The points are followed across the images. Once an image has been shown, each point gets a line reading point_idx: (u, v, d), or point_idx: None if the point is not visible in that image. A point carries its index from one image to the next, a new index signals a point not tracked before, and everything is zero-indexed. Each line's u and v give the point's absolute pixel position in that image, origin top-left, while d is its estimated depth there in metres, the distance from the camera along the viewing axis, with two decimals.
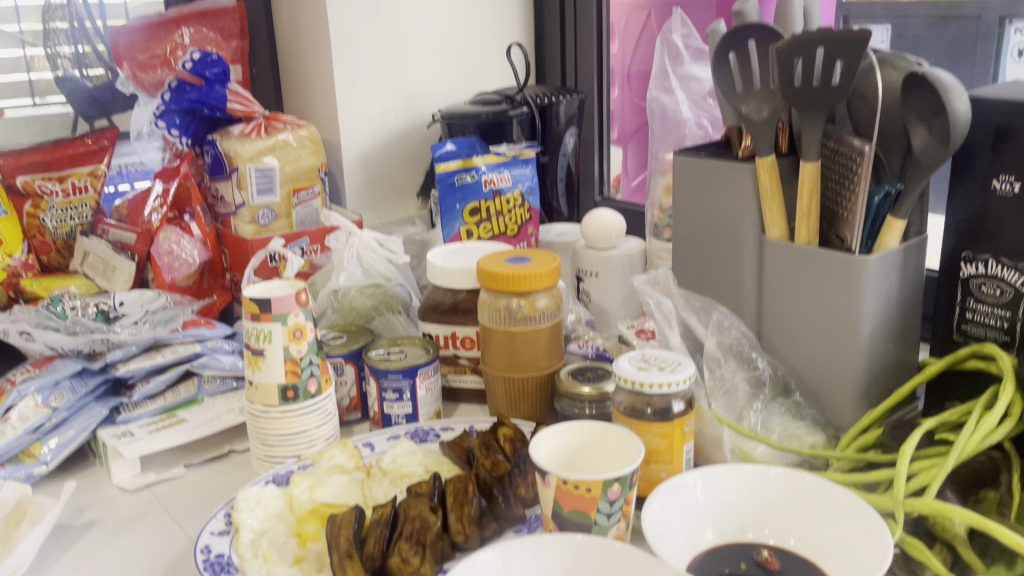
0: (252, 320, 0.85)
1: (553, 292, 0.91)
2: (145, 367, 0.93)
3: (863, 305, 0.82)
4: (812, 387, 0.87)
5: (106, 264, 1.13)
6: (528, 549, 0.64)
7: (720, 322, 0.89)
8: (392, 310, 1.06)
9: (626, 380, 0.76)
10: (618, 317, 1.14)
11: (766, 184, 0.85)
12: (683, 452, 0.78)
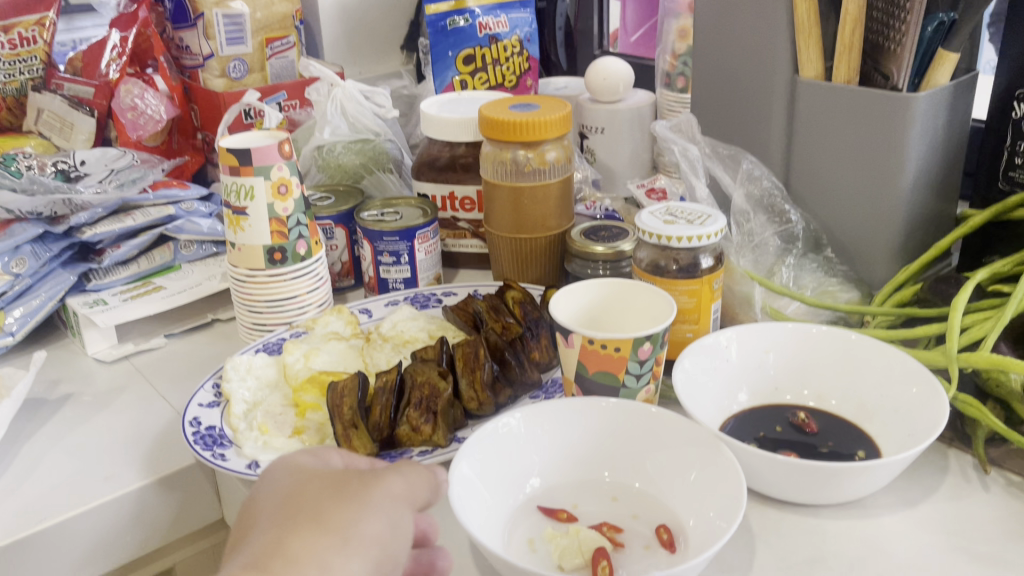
0: (231, 174, 0.76)
1: (563, 144, 0.83)
2: (114, 231, 0.84)
3: (907, 151, 0.74)
4: (845, 242, 0.81)
5: (63, 121, 1.02)
6: (560, 413, 0.61)
7: (750, 173, 0.82)
8: (382, 168, 0.98)
9: (651, 234, 0.69)
10: (626, 177, 1.06)
11: (803, 16, 0.76)
12: (711, 312, 0.71)
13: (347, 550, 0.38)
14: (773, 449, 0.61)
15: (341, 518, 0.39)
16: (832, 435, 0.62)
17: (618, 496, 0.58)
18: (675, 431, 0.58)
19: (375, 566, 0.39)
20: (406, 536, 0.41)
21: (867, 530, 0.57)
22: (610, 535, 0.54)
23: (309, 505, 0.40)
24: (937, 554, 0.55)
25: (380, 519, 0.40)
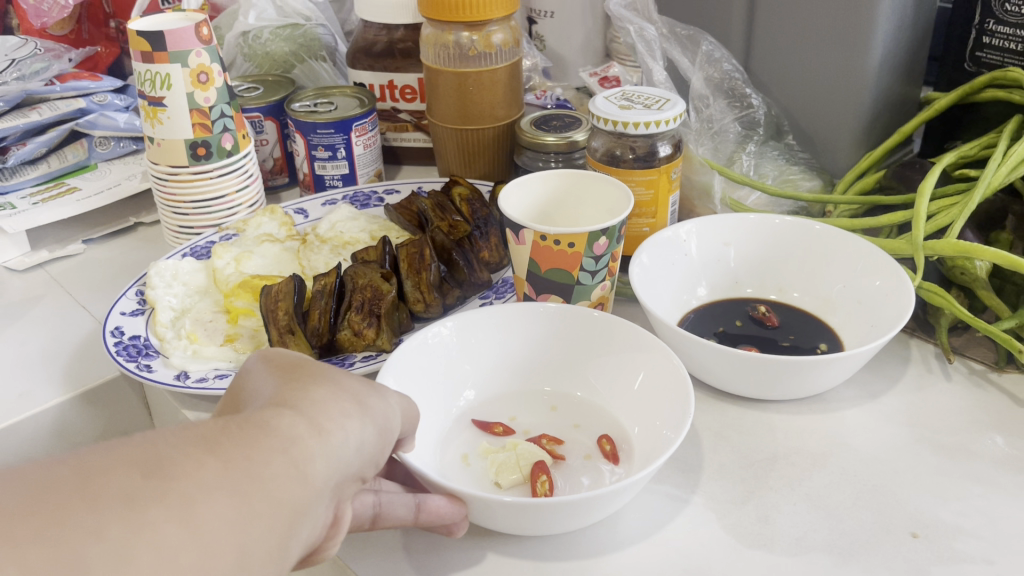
0: (143, 61, 0.69)
1: (509, 25, 0.77)
2: (19, 126, 0.76)
3: (876, 29, 0.70)
4: (806, 127, 0.78)
5: None
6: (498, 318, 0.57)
7: (710, 54, 0.77)
8: (314, 56, 0.90)
9: (605, 120, 0.64)
10: (578, 66, 1.00)
11: None
12: (668, 204, 0.68)
13: (359, 409, 0.37)
14: (732, 344, 0.58)
15: (349, 380, 0.39)
16: (794, 328, 0.60)
17: (557, 409, 0.56)
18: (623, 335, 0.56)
19: (378, 432, 0.38)
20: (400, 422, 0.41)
21: (830, 423, 0.55)
22: (551, 448, 0.51)
23: (320, 369, 0.39)
24: (902, 445, 0.53)
25: (384, 396, 0.40)
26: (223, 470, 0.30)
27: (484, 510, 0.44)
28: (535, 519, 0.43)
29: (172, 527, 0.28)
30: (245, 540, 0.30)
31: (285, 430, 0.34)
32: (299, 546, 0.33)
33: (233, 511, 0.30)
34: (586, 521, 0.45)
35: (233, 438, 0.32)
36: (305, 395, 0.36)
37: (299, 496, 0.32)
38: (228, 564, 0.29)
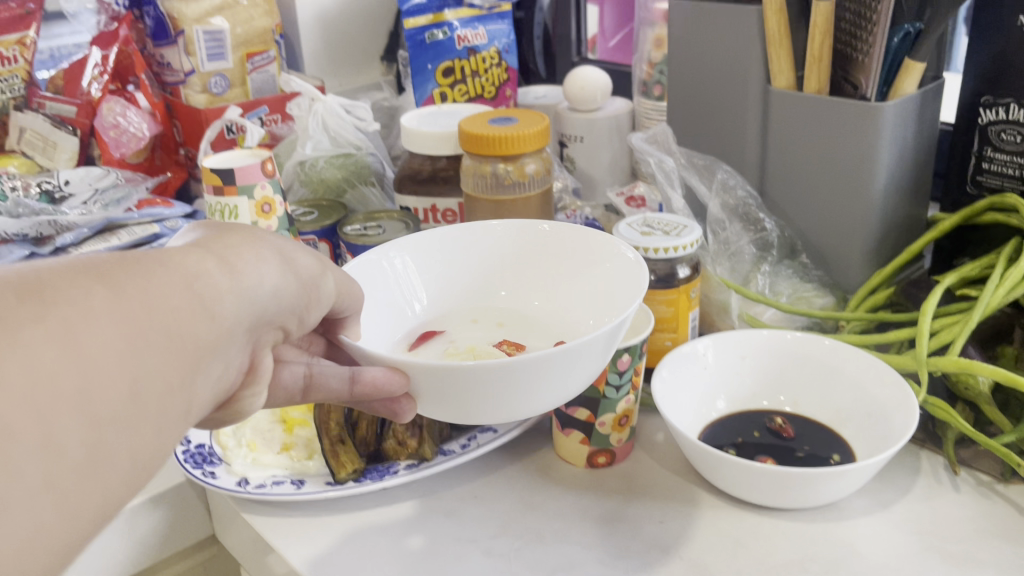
0: (215, 194, 0.77)
1: (541, 157, 0.85)
2: (100, 250, 0.85)
3: (878, 157, 0.76)
4: (819, 247, 0.83)
5: (46, 140, 1.04)
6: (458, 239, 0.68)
7: (726, 182, 0.85)
8: (364, 182, 0.99)
9: (629, 246, 0.71)
10: (606, 184, 1.08)
11: (774, 29, 0.78)
12: (689, 319, 0.73)
13: (263, 259, 0.43)
14: (750, 455, 0.62)
15: (262, 242, 0.44)
16: (809, 439, 0.64)
17: (503, 317, 0.66)
18: (571, 241, 0.66)
19: (286, 278, 0.44)
20: (309, 275, 0.46)
21: (844, 532, 0.59)
22: (511, 349, 0.61)
23: (230, 230, 0.44)
24: (912, 554, 0.56)
25: (299, 254, 0.46)
26: (120, 304, 0.34)
27: (428, 382, 0.50)
28: (478, 391, 0.50)
29: (66, 348, 0.32)
30: (137, 368, 0.34)
31: (187, 275, 0.38)
32: (199, 382, 0.38)
33: (125, 339, 0.34)
34: (529, 395, 0.51)
35: (134, 277, 0.36)
36: (218, 252, 0.41)
37: (198, 332, 0.38)
38: (122, 389, 0.33)
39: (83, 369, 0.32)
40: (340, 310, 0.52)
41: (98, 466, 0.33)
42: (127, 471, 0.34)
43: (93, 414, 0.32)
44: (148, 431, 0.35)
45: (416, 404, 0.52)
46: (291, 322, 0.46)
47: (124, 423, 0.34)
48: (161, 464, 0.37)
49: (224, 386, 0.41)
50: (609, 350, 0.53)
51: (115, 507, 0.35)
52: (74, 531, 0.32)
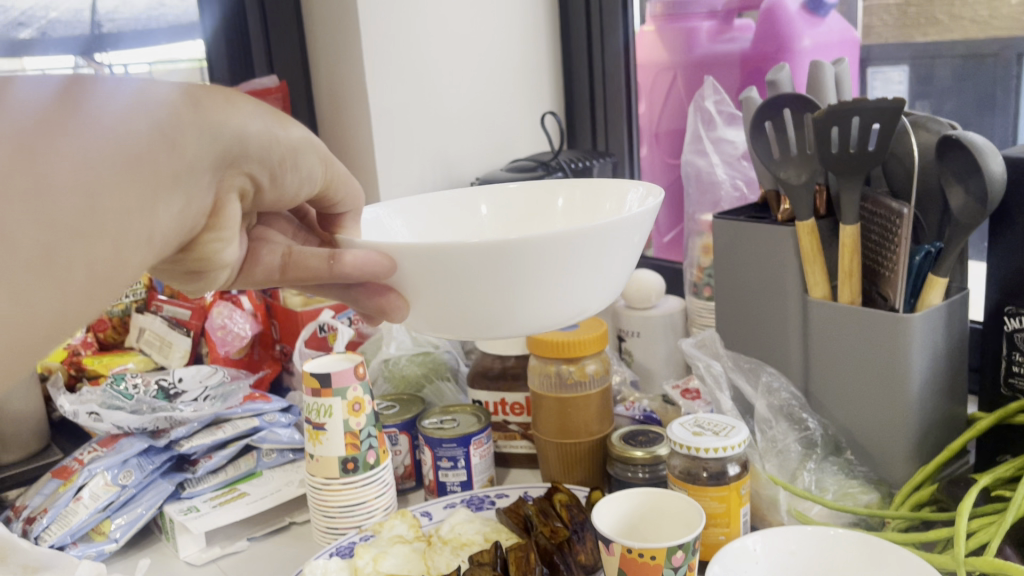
0: (313, 395, 0.89)
1: (601, 357, 0.95)
2: (206, 443, 0.96)
3: (911, 362, 0.82)
4: (864, 445, 0.88)
5: (163, 339, 1.19)
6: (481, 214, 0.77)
7: (770, 384, 0.92)
8: (442, 377, 1.10)
9: (681, 444, 0.78)
10: (662, 376, 1.16)
11: (807, 246, 0.88)
12: (740, 514, 0.79)
13: (236, 108, 0.43)
14: None
15: (237, 95, 0.44)
16: None
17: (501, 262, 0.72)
18: (585, 202, 0.73)
19: (259, 133, 0.44)
20: (283, 134, 0.47)
21: None
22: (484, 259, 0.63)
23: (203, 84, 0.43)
24: None
25: (278, 123, 0.46)
26: (72, 126, 0.34)
27: (416, 269, 0.51)
28: (467, 281, 0.51)
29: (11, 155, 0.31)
30: (94, 185, 0.34)
31: (145, 106, 0.37)
32: (159, 213, 0.38)
33: (77, 154, 0.33)
34: (518, 293, 0.52)
35: (89, 103, 0.35)
36: (181, 88, 0.40)
37: (157, 165, 0.37)
38: (77, 202, 0.33)
39: (34, 172, 0.32)
40: (338, 204, 0.57)
41: (57, 271, 0.32)
42: (90, 285, 0.34)
43: (48, 219, 0.32)
44: (109, 247, 0.35)
45: (407, 302, 0.54)
46: (260, 172, 0.47)
47: (82, 238, 0.33)
48: (124, 290, 0.36)
49: (184, 225, 0.41)
50: (605, 254, 0.54)
51: (75, 326, 0.34)
52: (29, 337, 0.32)
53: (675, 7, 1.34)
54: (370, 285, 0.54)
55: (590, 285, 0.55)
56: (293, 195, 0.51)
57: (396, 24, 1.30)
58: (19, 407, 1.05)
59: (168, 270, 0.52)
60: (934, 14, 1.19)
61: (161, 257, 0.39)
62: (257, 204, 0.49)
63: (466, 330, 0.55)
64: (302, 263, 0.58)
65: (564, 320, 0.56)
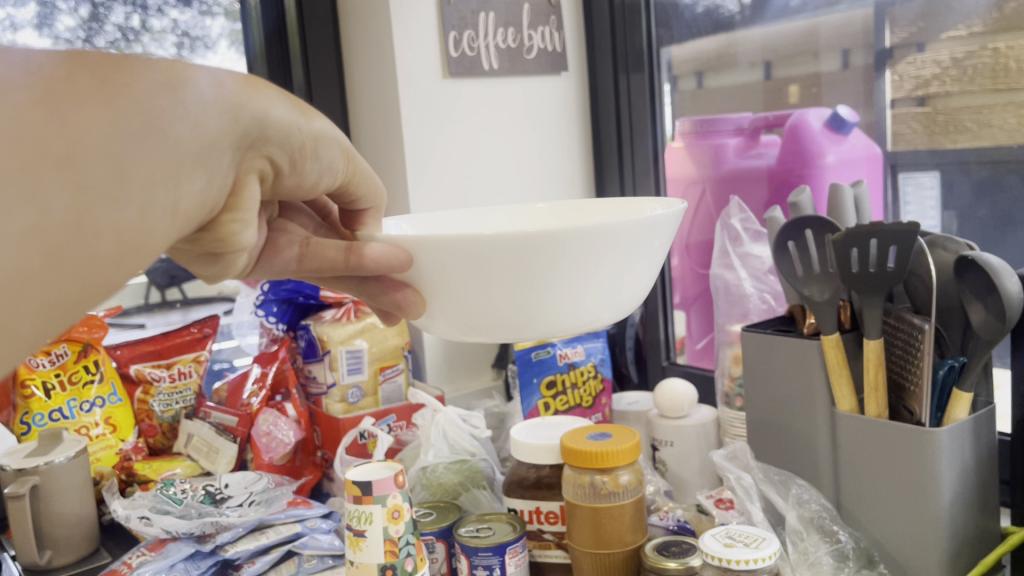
0: (355, 502, 0.92)
1: (634, 467, 0.97)
2: (250, 548, 0.99)
3: (939, 475, 0.83)
4: (898, 559, 0.88)
5: (210, 446, 1.23)
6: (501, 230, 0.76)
7: (800, 496, 0.94)
8: (478, 485, 1.12)
9: (713, 556, 0.79)
10: (695, 485, 1.17)
11: (833, 361, 0.91)
12: None
13: (262, 93, 0.44)
14: None
15: (263, 81, 0.45)
16: None
17: None
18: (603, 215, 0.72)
19: (283, 115, 0.45)
20: (308, 120, 0.48)
21: None
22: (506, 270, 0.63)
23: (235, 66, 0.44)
24: None
25: (304, 111, 0.47)
26: (103, 93, 0.35)
27: (432, 263, 0.52)
28: (479, 276, 0.52)
29: (45, 119, 0.33)
30: (121, 151, 0.35)
31: (173, 79, 0.38)
32: (184, 187, 0.39)
33: (106, 120, 0.35)
34: (533, 292, 0.52)
35: (120, 71, 0.36)
36: (211, 65, 0.41)
37: (182, 138, 0.38)
38: (103, 165, 0.35)
39: (67, 137, 0.34)
40: (361, 199, 0.57)
41: (84, 233, 0.34)
42: (114, 249, 0.36)
43: (77, 181, 0.34)
44: (132, 213, 0.36)
45: (423, 299, 0.54)
46: (281, 157, 0.47)
47: (107, 199, 0.35)
48: (145, 258, 0.38)
49: (207, 201, 0.42)
50: (620, 255, 0.54)
51: (98, 293, 0.36)
52: (56, 297, 0.34)
53: (704, 125, 1.42)
54: (389, 279, 0.55)
55: (604, 289, 0.55)
56: (313, 184, 0.51)
57: (439, 143, 1.42)
58: (72, 511, 1.10)
59: (188, 250, 0.52)
60: (963, 123, 1.13)
61: (185, 230, 0.41)
62: (280, 189, 0.50)
63: (477, 331, 0.55)
64: (318, 253, 0.59)
65: (577, 326, 0.56)
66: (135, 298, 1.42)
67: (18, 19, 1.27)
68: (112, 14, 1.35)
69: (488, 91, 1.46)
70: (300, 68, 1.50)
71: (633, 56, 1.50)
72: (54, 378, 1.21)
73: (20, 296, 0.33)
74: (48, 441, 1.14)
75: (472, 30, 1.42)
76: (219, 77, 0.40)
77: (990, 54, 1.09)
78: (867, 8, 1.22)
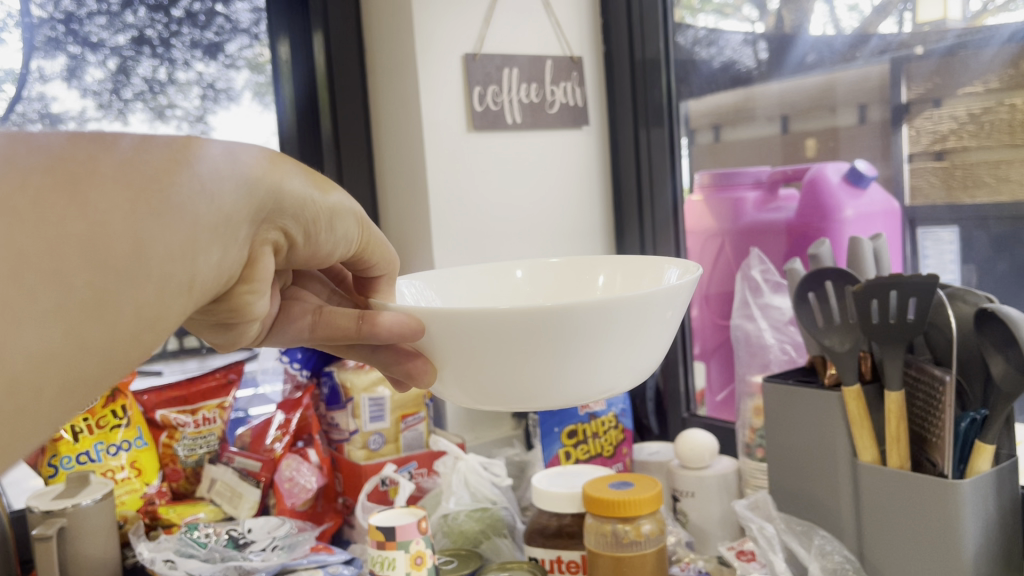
0: (378, 546, 0.93)
1: (656, 517, 0.98)
2: None
3: (960, 531, 0.83)
4: None
5: (233, 490, 1.24)
6: (516, 280, 0.77)
7: (822, 547, 0.94)
8: (499, 533, 1.13)
9: None
10: (717, 536, 1.16)
11: (854, 411, 0.92)
12: None
13: (275, 169, 0.46)
14: None
15: (279, 156, 0.47)
16: None
17: None
18: (625, 284, 0.71)
19: (295, 188, 0.47)
20: (320, 192, 0.49)
21: None
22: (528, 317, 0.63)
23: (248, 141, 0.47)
24: None
25: (316, 185, 0.49)
26: (126, 174, 0.37)
27: (442, 332, 0.52)
28: (485, 351, 0.52)
29: (68, 200, 0.35)
30: (142, 229, 0.37)
31: (190, 159, 0.40)
32: (200, 262, 0.41)
33: (126, 201, 0.37)
34: (537, 367, 0.52)
35: (141, 151, 0.39)
36: (230, 141, 0.43)
37: (198, 215, 0.40)
38: (124, 244, 0.36)
39: (89, 218, 0.35)
40: (374, 267, 0.58)
41: (105, 310, 0.36)
42: (132, 325, 0.38)
43: (100, 261, 0.35)
44: (149, 289, 0.38)
45: (434, 368, 0.56)
46: (294, 229, 0.49)
47: (127, 277, 0.37)
48: (162, 330, 0.40)
49: (221, 273, 0.44)
50: (631, 333, 0.53)
51: (113, 369, 0.38)
52: (76, 375, 0.36)
53: (723, 178, 1.46)
54: (403, 348, 0.57)
55: (621, 361, 0.54)
56: (327, 254, 0.52)
57: (461, 195, 1.44)
58: (97, 553, 1.12)
59: (201, 320, 0.55)
60: (982, 177, 1.13)
61: (198, 302, 0.42)
62: (292, 258, 0.52)
63: (489, 399, 0.55)
64: (330, 321, 0.61)
65: (590, 394, 0.55)
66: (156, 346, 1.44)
67: (48, 71, 1.31)
68: (138, 66, 1.40)
69: (513, 143, 1.49)
70: (329, 124, 1.55)
71: (653, 110, 1.53)
72: (82, 421, 1.23)
73: (42, 376, 0.34)
74: (76, 483, 1.16)
75: (496, 84, 1.46)
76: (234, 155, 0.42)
77: (1007, 110, 1.09)
78: (883, 64, 1.25)
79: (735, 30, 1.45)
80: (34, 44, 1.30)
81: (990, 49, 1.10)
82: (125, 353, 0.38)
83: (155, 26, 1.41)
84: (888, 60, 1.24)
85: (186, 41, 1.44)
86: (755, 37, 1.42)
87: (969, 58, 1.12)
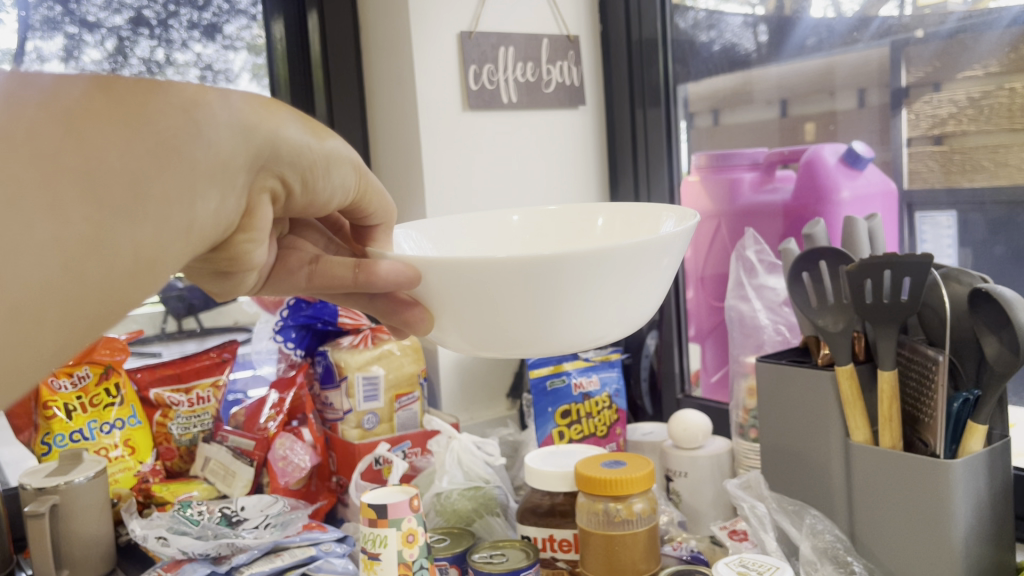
0: (370, 525, 0.93)
1: (648, 496, 0.98)
2: (265, 569, 0.99)
3: (953, 507, 0.83)
4: None
5: (227, 469, 1.24)
6: (510, 222, 0.77)
7: (814, 527, 0.94)
8: (492, 512, 1.13)
9: None
10: (710, 517, 1.16)
11: (846, 391, 0.92)
12: None
13: (272, 115, 0.46)
14: None
15: (275, 103, 0.46)
16: None
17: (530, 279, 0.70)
18: (625, 227, 0.71)
19: (292, 135, 0.47)
20: (316, 140, 0.49)
21: None
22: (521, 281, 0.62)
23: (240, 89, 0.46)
24: None
25: (313, 134, 0.49)
26: (122, 114, 0.36)
27: (440, 281, 0.52)
28: (480, 297, 0.51)
29: (65, 135, 0.34)
30: (139, 169, 0.37)
31: (188, 104, 0.40)
32: (197, 206, 0.40)
33: (121, 138, 0.36)
34: (529, 316, 0.52)
35: (138, 94, 0.38)
36: (225, 90, 0.42)
37: (195, 158, 0.40)
38: (123, 183, 0.36)
39: (88, 154, 0.35)
40: (372, 216, 0.58)
41: (104, 247, 0.35)
42: (132, 265, 0.37)
43: (98, 196, 0.35)
44: (148, 229, 0.37)
45: (432, 317, 0.55)
46: (291, 176, 0.49)
47: (126, 215, 0.36)
48: (160, 275, 0.39)
49: (218, 221, 0.43)
50: (625, 280, 0.53)
51: (114, 311, 0.37)
52: (75, 312, 0.35)
53: (719, 159, 1.45)
54: (399, 297, 0.56)
55: (615, 309, 0.54)
56: (324, 203, 0.53)
57: (456, 176, 1.44)
58: (90, 530, 1.12)
59: (199, 267, 0.55)
60: (980, 162, 1.13)
61: (196, 249, 0.42)
62: (290, 207, 0.52)
63: (484, 346, 0.55)
64: (330, 270, 0.60)
65: (585, 341, 0.55)
66: (153, 325, 1.44)
67: (46, 51, 1.31)
68: (136, 47, 1.39)
69: (509, 124, 1.48)
70: (323, 103, 1.53)
71: (651, 91, 1.52)
72: (75, 400, 1.23)
73: (42, 305, 0.33)
74: (69, 461, 1.16)
75: (493, 64, 1.45)
76: (233, 101, 0.42)
77: (1007, 94, 1.08)
78: (883, 48, 1.24)
79: (736, 12, 1.44)
80: (30, 24, 1.29)
81: (992, 33, 1.09)
82: (128, 294, 0.37)
83: (152, 6, 1.40)
84: (888, 43, 1.23)
85: (185, 22, 1.43)
86: (755, 20, 1.41)
87: (970, 42, 1.11)
